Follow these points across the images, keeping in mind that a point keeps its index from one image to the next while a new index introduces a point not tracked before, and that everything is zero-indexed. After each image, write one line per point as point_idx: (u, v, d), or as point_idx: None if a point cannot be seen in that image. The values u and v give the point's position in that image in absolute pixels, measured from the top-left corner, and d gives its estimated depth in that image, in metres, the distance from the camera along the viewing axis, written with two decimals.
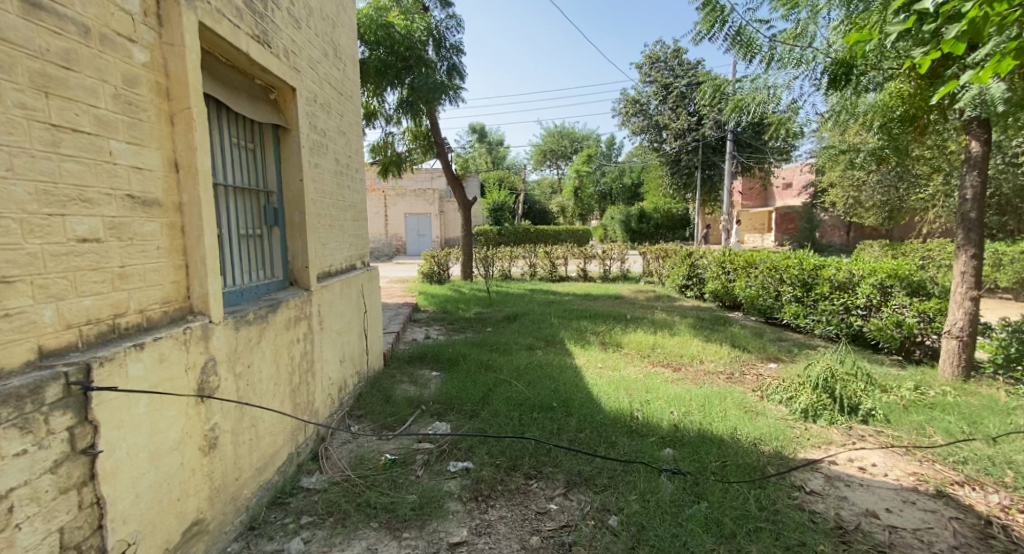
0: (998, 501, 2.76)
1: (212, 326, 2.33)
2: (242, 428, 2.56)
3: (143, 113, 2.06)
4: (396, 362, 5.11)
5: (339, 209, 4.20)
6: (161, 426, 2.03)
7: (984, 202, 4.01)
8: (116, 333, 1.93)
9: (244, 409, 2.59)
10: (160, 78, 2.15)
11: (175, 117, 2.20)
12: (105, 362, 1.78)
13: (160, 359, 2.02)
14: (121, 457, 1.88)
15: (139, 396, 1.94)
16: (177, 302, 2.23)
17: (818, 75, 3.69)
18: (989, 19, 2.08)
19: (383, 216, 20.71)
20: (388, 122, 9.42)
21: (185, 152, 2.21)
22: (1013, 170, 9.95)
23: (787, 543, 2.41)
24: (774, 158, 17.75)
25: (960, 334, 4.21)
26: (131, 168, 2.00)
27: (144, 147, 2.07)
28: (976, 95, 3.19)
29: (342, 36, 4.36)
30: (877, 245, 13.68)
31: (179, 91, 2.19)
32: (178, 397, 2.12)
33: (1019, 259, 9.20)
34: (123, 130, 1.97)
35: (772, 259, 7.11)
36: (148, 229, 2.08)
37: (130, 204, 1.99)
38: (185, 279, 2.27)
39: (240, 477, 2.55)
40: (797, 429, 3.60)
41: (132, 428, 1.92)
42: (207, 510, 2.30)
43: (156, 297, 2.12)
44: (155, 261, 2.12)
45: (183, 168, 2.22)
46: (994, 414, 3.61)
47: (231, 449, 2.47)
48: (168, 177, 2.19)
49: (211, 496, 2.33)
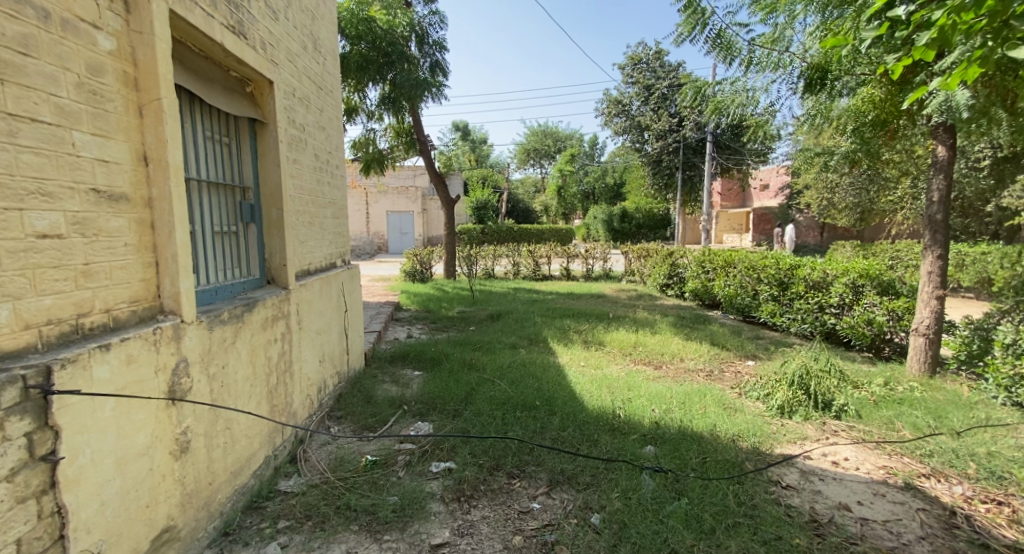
0: (962, 493, 2.87)
1: (184, 326, 2.26)
2: (216, 431, 2.50)
3: (109, 104, 2.00)
4: (378, 362, 5.05)
5: (319, 206, 4.13)
6: (129, 431, 1.97)
7: (950, 205, 4.16)
8: (79, 334, 1.87)
9: (218, 411, 2.52)
10: (128, 67, 2.08)
11: (143, 108, 2.13)
12: (67, 364, 1.72)
13: (128, 359, 1.95)
14: (85, 463, 1.81)
15: (105, 399, 1.87)
16: (147, 301, 2.16)
17: (795, 79, 3.89)
18: (957, 28, 2.14)
19: (363, 214, 20.40)
20: (369, 118, 9.31)
21: (155, 145, 2.15)
22: (975, 174, 10.49)
23: (764, 537, 2.47)
24: (752, 159, 18.07)
25: (926, 331, 4.35)
26: (96, 160, 1.93)
27: (110, 139, 2.00)
28: (944, 101, 3.36)
29: (323, 30, 4.30)
30: (850, 245, 14.10)
31: (148, 81, 2.12)
32: (147, 399, 2.05)
33: (980, 260, 9.61)
34: (87, 121, 1.90)
35: (751, 259, 7.25)
36: (115, 224, 2.01)
37: (95, 199, 1.93)
38: (156, 277, 2.21)
39: (214, 481, 2.49)
40: (774, 425, 3.69)
41: (96, 433, 1.85)
42: (178, 516, 2.23)
43: (124, 296, 2.05)
44: (123, 258, 2.05)
45: (152, 161, 2.16)
46: (959, 408, 3.75)
47: (204, 454, 2.41)
48: (137, 170, 2.13)
49: (184, 502, 2.27)
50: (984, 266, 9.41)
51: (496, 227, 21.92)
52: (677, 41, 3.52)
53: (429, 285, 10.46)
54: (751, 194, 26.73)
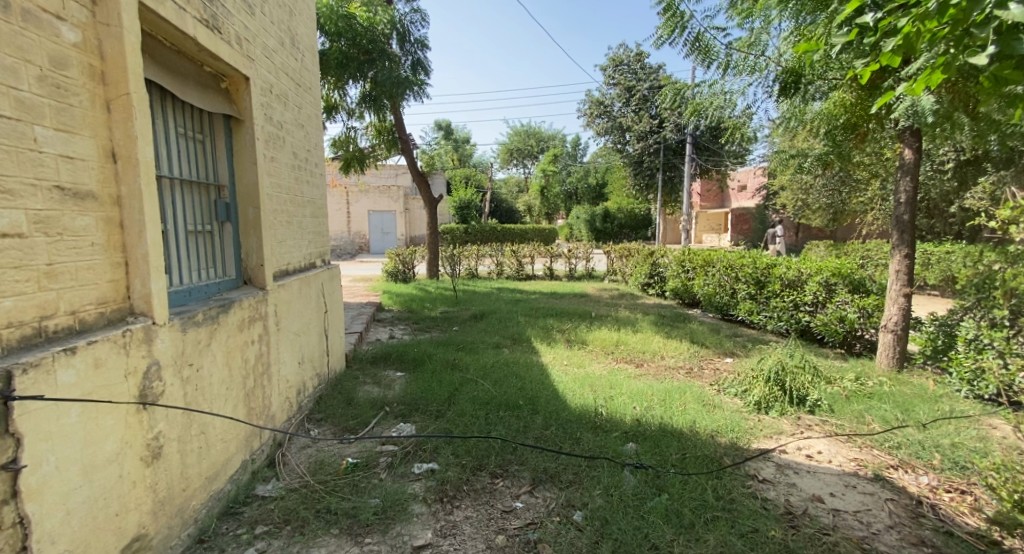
0: (928, 483, 2.98)
1: (156, 328, 2.20)
2: (190, 435, 2.43)
3: (74, 98, 1.93)
4: (359, 364, 4.99)
5: (297, 205, 4.05)
6: (96, 437, 1.90)
7: (916, 206, 4.31)
8: (42, 337, 1.80)
9: (193, 415, 2.46)
10: (94, 61, 2.01)
11: (111, 103, 2.06)
12: (29, 369, 1.66)
13: (95, 363, 1.89)
14: (49, 472, 1.75)
15: (71, 405, 1.81)
16: (116, 302, 2.10)
17: (770, 83, 3.97)
18: (921, 35, 2.19)
19: (344, 213, 20.10)
20: (350, 116, 9.17)
21: (124, 141, 2.08)
22: (940, 176, 10.91)
23: (741, 529, 2.53)
24: (730, 160, 18.43)
25: (894, 328, 4.51)
26: (60, 156, 1.86)
27: (76, 135, 1.93)
28: (910, 106, 3.49)
29: (301, 25, 4.22)
30: (823, 245, 14.50)
31: (116, 74, 2.04)
32: (116, 404, 1.99)
33: (944, 259, 10.00)
34: (50, 116, 1.84)
35: (728, 259, 7.41)
36: (81, 223, 1.94)
37: (59, 196, 1.86)
38: (125, 277, 2.14)
39: (188, 487, 2.42)
40: (751, 421, 3.77)
41: (61, 440, 1.78)
42: (150, 524, 2.17)
43: (90, 297, 1.98)
44: (89, 258, 1.98)
45: (121, 158, 2.09)
46: (925, 401, 3.90)
47: (177, 459, 2.34)
48: (105, 167, 2.06)
49: (156, 509, 2.21)
50: (948, 264, 9.77)
51: (479, 226, 21.88)
52: (658, 44, 3.57)
53: (412, 285, 10.39)
54: (729, 195, 27.25)
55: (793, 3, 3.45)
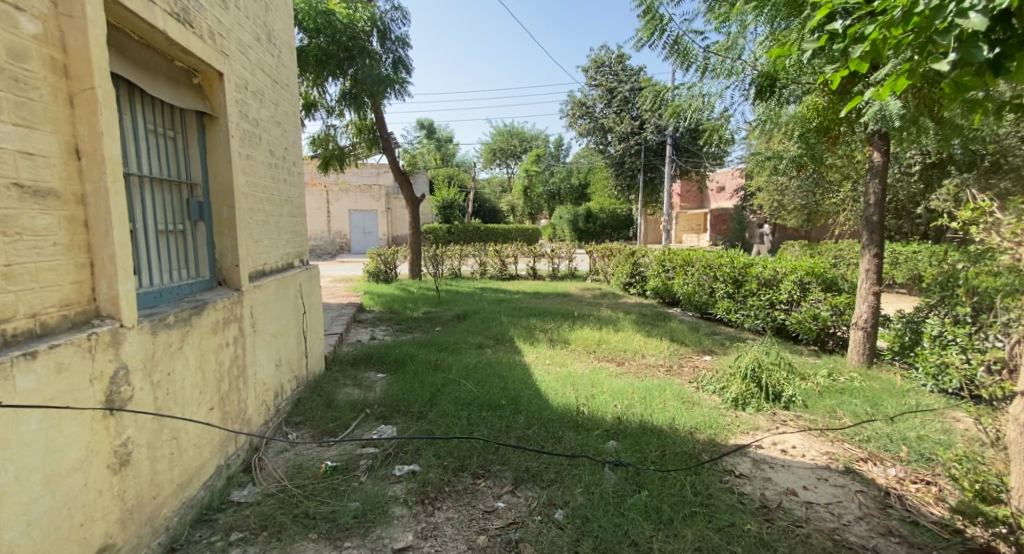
0: (895, 474, 3.09)
1: (124, 331, 2.12)
2: (161, 441, 2.36)
3: (34, 92, 1.85)
4: (339, 366, 4.91)
5: (275, 204, 3.96)
6: (58, 444, 1.83)
7: (885, 207, 4.46)
8: (1, 341, 1.72)
9: (163, 420, 2.38)
10: (56, 53, 1.93)
11: (74, 98, 1.98)
12: None
13: (58, 368, 1.82)
14: (7, 482, 1.67)
15: (31, 412, 1.73)
16: (81, 304, 2.02)
17: (747, 86, 4.06)
18: (887, 42, 2.24)
19: (324, 212, 19.73)
20: (329, 114, 9.02)
21: (88, 137, 2.00)
22: (906, 179, 11.32)
23: (718, 524, 2.58)
24: (709, 162, 18.75)
25: (864, 325, 4.65)
26: (19, 152, 1.78)
27: (36, 130, 1.85)
28: (879, 111, 3.61)
29: (277, 20, 4.13)
30: (798, 245, 14.89)
31: (80, 68, 1.96)
32: (80, 409, 1.91)
33: (912, 258, 10.37)
34: (8, 110, 1.75)
35: (708, 258, 7.55)
36: (41, 222, 1.87)
37: (17, 195, 1.78)
38: (90, 278, 2.06)
39: (159, 495, 2.35)
40: (728, 417, 3.85)
41: (20, 448, 1.71)
42: (119, 534, 2.09)
43: (51, 299, 1.90)
44: (51, 259, 1.91)
45: (86, 155, 2.01)
46: (893, 395, 4.05)
47: (146, 466, 2.26)
48: (68, 164, 1.97)
49: (124, 518, 2.13)
50: (915, 264, 10.16)
51: (462, 226, 21.78)
52: (639, 46, 3.61)
53: (394, 285, 10.31)
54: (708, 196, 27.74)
55: (769, 8, 3.53)
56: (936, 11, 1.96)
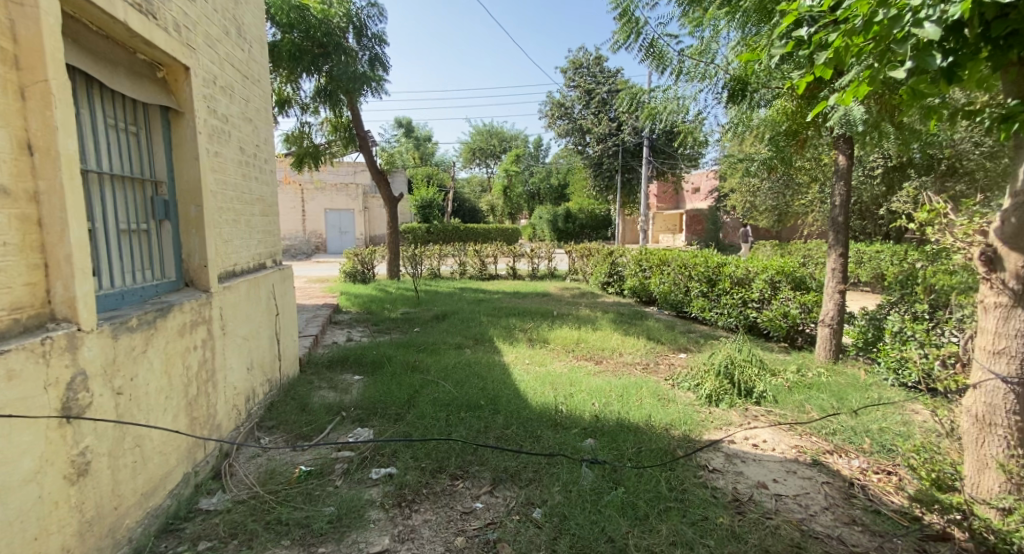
0: (859, 466, 3.22)
1: (82, 335, 2.02)
2: (123, 449, 2.26)
3: None
4: (314, 368, 4.80)
5: (245, 203, 3.84)
6: (9, 456, 1.73)
7: (849, 209, 4.63)
8: None
9: (126, 427, 2.28)
10: (6, 43, 1.82)
11: (26, 90, 1.88)
12: None
13: (8, 375, 1.72)
14: None
15: None
16: (34, 307, 1.91)
17: (720, 90, 4.18)
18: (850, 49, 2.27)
19: (299, 211, 19.25)
20: (303, 111, 8.81)
21: (42, 132, 1.90)
22: (869, 182, 11.79)
23: (692, 518, 2.63)
24: (685, 164, 19.11)
25: (831, 322, 4.82)
26: None
27: None
28: (843, 116, 3.72)
29: (248, 14, 4.00)
30: (769, 245, 15.35)
31: (32, 59, 1.86)
32: (34, 418, 1.81)
33: (875, 257, 10.80)
34: None
35: (683, 257, 7.70)
36: None
37: None
38: (45, 280, 1.96)
39: (121, 505, 2.25)
40: (702, 413, 3.94)
41: None
42: (78, 547, 2.00)
43: (2, 302, 1.80)
44: (1, 260, 1.80)
45: (39, 150, 1.91)
46: (857, 389, 4.21)
47: (107, 476, 2.16)
48: (19, 160, 1.87)
49: (84, 531, 2.03)
50: (878, 263, 10.60)
51: (442, 226, 21.62)
52: (615, 48, 3.63)
53: (371, 285, 10.18)
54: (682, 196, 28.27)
55: (740, 14, 3.62)
56: (894, 20, 2.00)
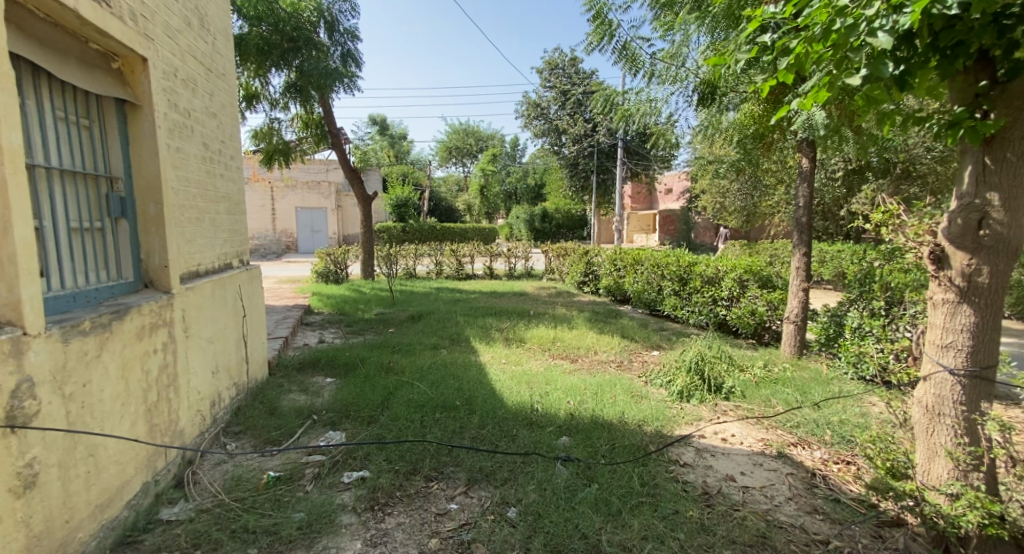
0: (820, 457, 3.34)
1: (27, 340, 1.90)
2: (76, 459, 2.14)
3: None
4: (284, 371, 4.66)
5: (210, 201, 3.70)
6: None
7: (812, 209, 4.80)
8: None
9: (79, 436, 2.16)
10: None
11: None
12: None
13: None
14: None
15: None
16: None
17: (690, 92, 4.22)
18: (810, 56, 2.30)
19: (269, 210, 18.69)
20: (273, 107, 8.56)
21: None
22: (831, 184, 12.27)
23: (664, 512, 2.67)
24: (658, 165, 19.47)
25: (795, 319, 5.00)
26: None
27: None
28: (806, 120, 3.85)
29: (212, 5, 3.84)
30: (737, 244, 15.82)
31: None
32: None
33: (836, 256, 11.26)
34: None
35: (656, 256, 7.84)
36: None
37: None
38: None
39: (74, 517, 2.13)
40: (674, 409, 4.02)
41: None
42: None
43: None
44: None
45: None
46: (819, 383, 4.38)
47: (58, 487, 2.04)
48: None
49: (30, 547, 1.90)
50: (839, 262, 11.07)
51: (416, 227, 21.41)
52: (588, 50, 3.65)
53: (343, 285, 9.99)
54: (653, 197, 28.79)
55: (709, 19, 3.70)
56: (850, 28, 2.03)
